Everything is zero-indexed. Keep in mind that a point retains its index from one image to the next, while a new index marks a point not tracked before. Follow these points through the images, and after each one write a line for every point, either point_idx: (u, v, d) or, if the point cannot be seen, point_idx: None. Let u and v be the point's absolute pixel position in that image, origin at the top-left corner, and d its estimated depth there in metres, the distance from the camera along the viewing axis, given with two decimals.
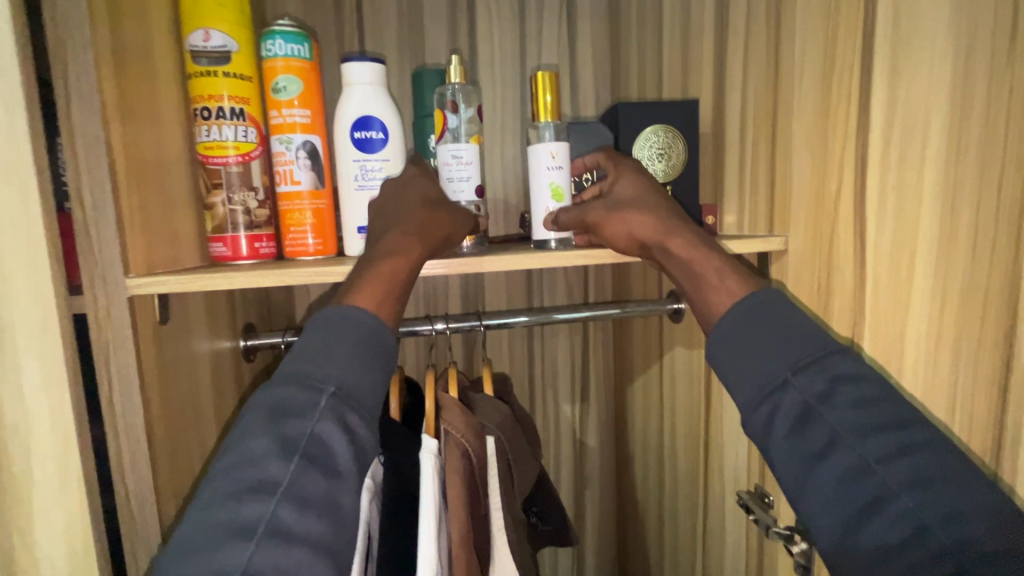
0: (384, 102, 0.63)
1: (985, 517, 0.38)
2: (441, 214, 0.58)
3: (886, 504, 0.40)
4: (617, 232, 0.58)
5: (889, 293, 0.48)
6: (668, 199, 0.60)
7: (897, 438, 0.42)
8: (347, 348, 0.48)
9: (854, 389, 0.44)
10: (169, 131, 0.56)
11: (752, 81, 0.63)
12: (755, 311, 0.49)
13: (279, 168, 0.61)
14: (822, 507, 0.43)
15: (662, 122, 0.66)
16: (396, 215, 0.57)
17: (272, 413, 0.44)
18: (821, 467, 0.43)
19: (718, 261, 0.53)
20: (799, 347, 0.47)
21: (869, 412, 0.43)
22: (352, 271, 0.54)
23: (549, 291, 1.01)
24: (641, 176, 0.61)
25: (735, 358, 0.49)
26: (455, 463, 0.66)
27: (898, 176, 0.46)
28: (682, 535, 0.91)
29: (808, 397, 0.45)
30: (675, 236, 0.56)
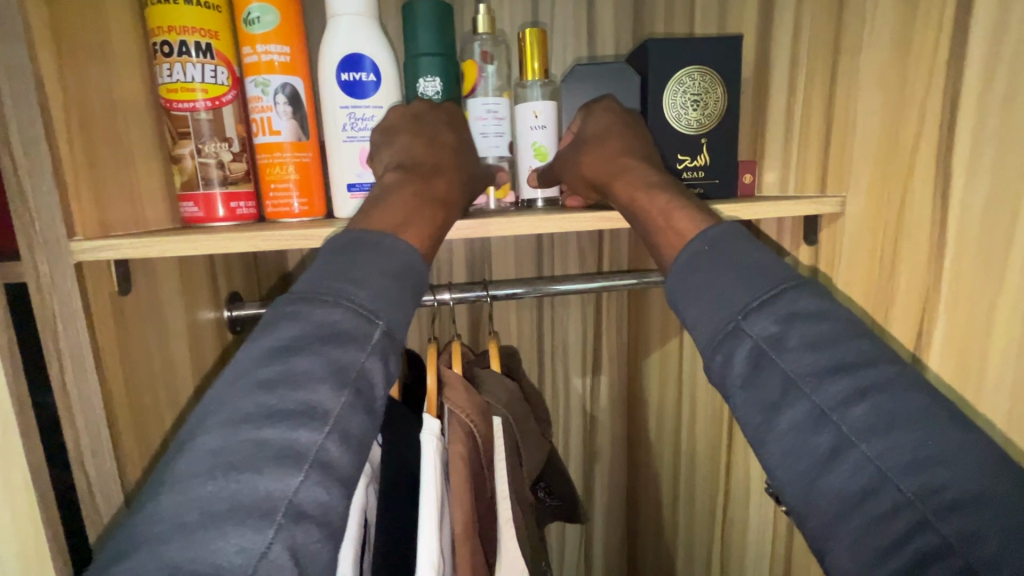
0: (376, 36, 0.54)
1: (949, 462, 0.32)
2: (474, 161, 0.54)
3: (845, 451, 0.34)
4: (574, 173, 0.55)
5: (975, 261, 0.40)
6: (632, 143, 0.54)
7: (854, 379, 0.35)
8: (395, 279, 0.42)
9: (809, 328, 0.38)
10: (120, 68, 0.48)
11: (809, 9, 0.53)
12: (716, 245, 0.43)
13: (256, 115, 0.53)
14: (778, 458, 0.37)
15: (699, 63, 0.56)
16: (437, 151, 0.51)
17: (319, 331, 0.37)
18: (777, 418, 0.37)
19: (663, 198, 0.48)
20: (749, 285, 0.40)
21: (826, 354, 0.37)
22: (394, 196, 0.47)
23: (561, 256, 0.93)
24: (609, 124, 0.55)
25: (693, 296, 0.42)
26: (458, 446, 0.60)
27: (1001, 118, 0.38)
28: (699, 517, 0.86)
29: (759, 341, 0.39)
30: (624, 175, 0.51)
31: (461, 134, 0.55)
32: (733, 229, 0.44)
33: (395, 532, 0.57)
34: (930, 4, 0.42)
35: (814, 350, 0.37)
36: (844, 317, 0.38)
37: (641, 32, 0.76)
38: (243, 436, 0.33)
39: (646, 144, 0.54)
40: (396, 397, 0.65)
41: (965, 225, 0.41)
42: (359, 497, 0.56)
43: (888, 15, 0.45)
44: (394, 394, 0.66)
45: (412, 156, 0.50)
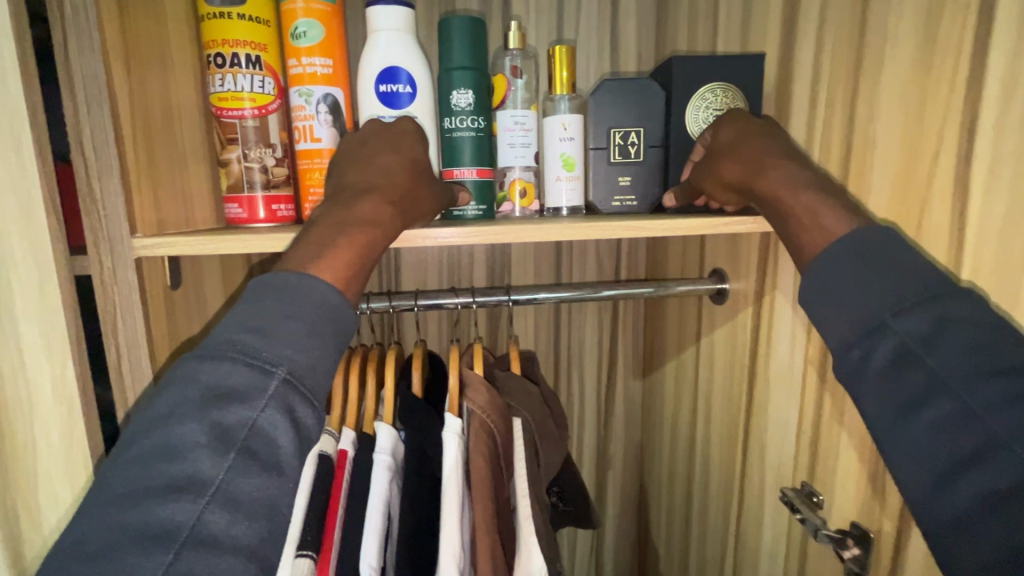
0: (413, 51, 0.57)
1: None
2: (426, 187, 0.52)
3: (990, 452, 0.36)
4: (712, 182, 0.56)
5: (992, 277, 0.41)
6: (784, 143, 0.53)
7: (1010, 385, 0.37)
8: (307, 323, 0.40)
9: (965, 332, 0.39)
10: (177, 78, 0.52)
11: (830, 31, 0.54)
12: (868, 250, 0.44)
13: (299, 124, 0.56)
14: (910, 455, 0.39)
15: (722, 80, 0.58)
16: (378, 176, 0.49)
17: (206, 392, 0.35)
18: (914, 416, 0.40)
19: (810, 196, 0.48)
20: (905, 284, 0.42)
21: (984, 358, 0.38)
22: (312, 227, 0.45)
23: (579, 264, 0.95)
24: (758, 125, 0.55)
25: (839, 295, 0.45)
26: (480, 443, 0.62)
27: (1017, 141, 0.39)
28: (711, 528, 0.86)
29: (908, 339, 0.41)
30: (766, 173, 0.51)
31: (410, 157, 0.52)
32: (888, 232, 0.44)
33: (418, 525, 0.58)
34: (950, 30, 0.43)
35: (969, 354, 0.39)
36: (984, 318, 0.39)
37: (664, 49, 0.78)
38: (109, 519, 0.31)
39: (795, 143, 0.54)
40: (418, 395, 0.68)
41: (982, 242, 0.42)
42: (383, 489, 0.58)
43: (907, 38, 0.47)
44: (417, 393, 0.68)
45: (344, 184, 0.49)
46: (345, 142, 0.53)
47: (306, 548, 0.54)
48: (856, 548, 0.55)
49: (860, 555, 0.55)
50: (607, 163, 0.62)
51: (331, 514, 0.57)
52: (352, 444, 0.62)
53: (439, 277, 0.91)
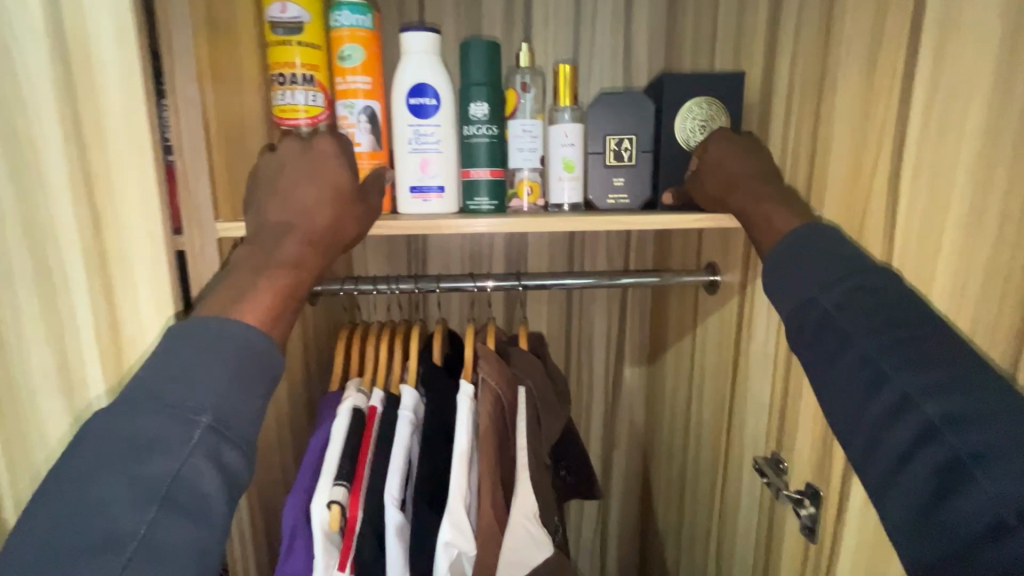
0: (438, 69, 0.67)
1: (958, 388, 0.39)
2: (349, 215, 0.59)
3: (881, 386, 0.43)
4: (699, 195, 0.65)
5: (914, 269, 0.49)
6: (749, 157, 0.62)
7: (895, 333, 0.44)
8: (227, 372, 0.45)
9: (869, 296, 0.46)
10: (249, 96, 0.64)
11: (802, 53, 0.62)
12: (802, 240, 0.53)
13: (343, 131, 0.68)
14: (836, 400, 0.46)
15: (706, 95, 0.67)
16: (297, 215, 0.56)
17: (129, 446, 0.40)
18: (834, 365, 0.47)
19: (767, 206, 0.58)
20: (827, 266, 0.50)
21: (879, 316, 0.45)
22: (233, 272, 0.53)
23: (590, 255, 1.04)
24: (726, 139, 0.64)
25: (789, 272, 0.53)
26: (488, 406, 0.72)
27: (934, 156, 0.47)
28: (701, 500, 0.94)
29: (828, 307, 0.48)
30: (737, 191, 0.61)
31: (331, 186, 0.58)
32: (817, 227, 0.53)
33: (434, 471, 0.69)
34: (886, 57, 0.51)
35: (872, 314, 0.45)
36: (891, 287, 0.45)
37: (670, 62, 0.86)
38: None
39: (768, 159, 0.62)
40: (438, 364, 0.79)
41: (908, 238, 0.49)
42: (405, 440, 0.70)
43: (858, 63, 0.54)
44: (439, 362, 0.79)
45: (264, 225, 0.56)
46: (265, 170, 0.59)
47: (341, 479, 0.65)
48: (811, 507, 0.63)
49: (813, 512, 0.63)
50: (603, 166, 0.71)
51: (362, 455, 0.68)
52: (381, 402, 0.73)
53: (461, 264, 1.02)
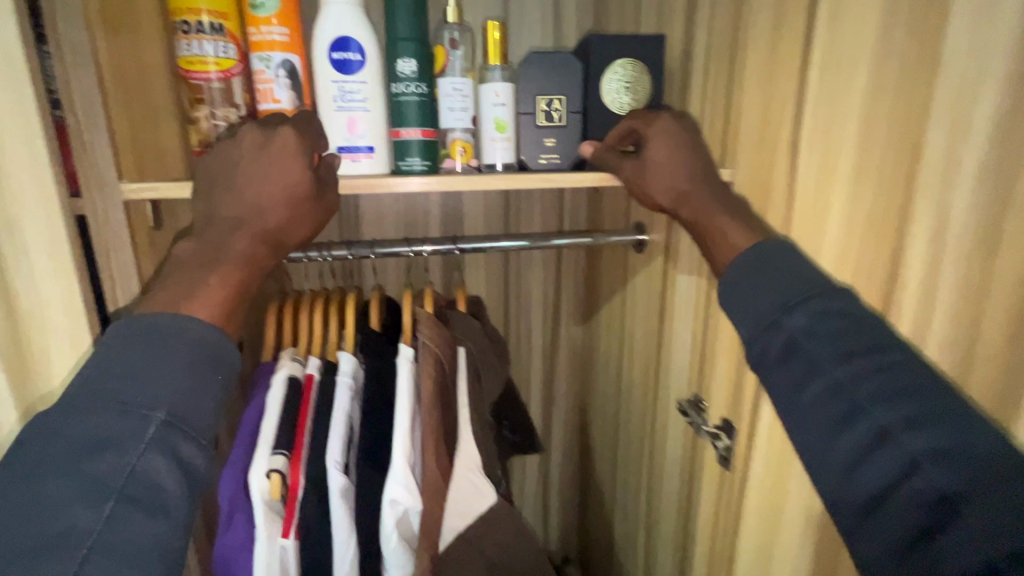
0: (361, 22, 0.65)
1: (931, 420, 0.37)
2: (306, 214, 0.57)
3: (855, 418, 0.41)
4: (646, 197, 0.65)
5: (809, 219, 0.54)
6: (689, 156, 0.63)
7: (867, 359, 0.42)
8: (179, 363, 0.45)
9: (835, 321, 0.44)
10: (148, 45, 0.59)
11: (717, 18, 0.65)
12: (759, 259, 0.52)
13: (260, 86, 0.64)
14: (804, 428, 0.44)
15: (630, 57, 0.69)
16: (248, 209, 0.54)
17: (79, 443, 0.39)
18: (803, 393, 0.45)
19: (721, 218, 0.58)
20: (788, 289, 0.48)
21: (845, 342, 0.43)
22: (180, 268, 0.51)
23: (525, 217, 1.06)
24: (646, 124, 0.66)
25: (749, 295, 0.51)
26: (429, 369, 0.72)
27: (826, 114, 0.51)
28: (633, 445, 1.02)
29: (794, 333, 0.46)
30: (686, 201, 0.62)
31: (286, 181, 0.55)
32: (783, 245, 0.52)
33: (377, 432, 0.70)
34: (790, 23, 0.54)
35: (836, 338, 0.44)
36: (852, 305, 0.44)
37: (598, 24, 0.87)
38: None
39: (701, 153, 0.63)
40: (376, 329, 0.78)
41: (806, 192, 0.54)
42: (346, 405, 0.69)
43: (765, 28, 0.58)
44: (375, 327, 0.79)
45: (210, 221, 0.53)
46: (217, 154, 0.55)
47: (280, 447, 0.64)
48: (726, 440, 0.70)
49: (728, 444, 0.70)
50: (535, 127, 0.72)
51: (302, 424, 0.67)
52: (318, 370, 0.72)
53: (396, 229, 1.00)
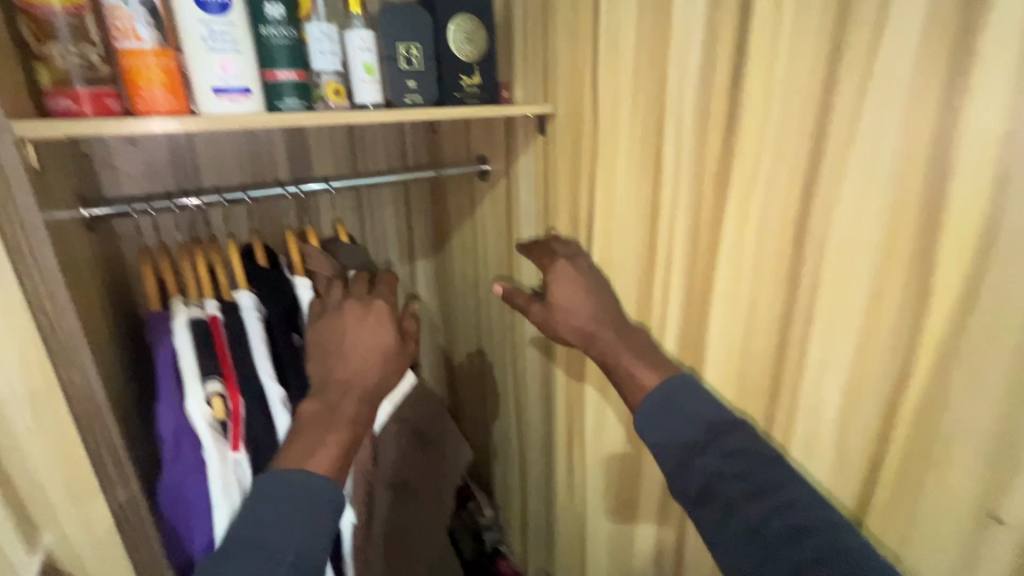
0: None
1: (801, 518, 0.59)
2: (392, 367, 0.76)
3: (754, 531, 0.61)
4: (564, 331, 0.84)
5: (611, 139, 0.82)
6: (599, 302, 0.84)
7: (759, 500, 0.62)
8: (302, 515, 0.60)
9: (736, 461, 0.65)
10: None
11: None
12: (663, 403, 0.72)
13: (116, 23, 0.62)
14: (720, 543, 0.64)
15: (463, 14, 0.86)
16: (352, 374, 0.72)
17: (242, 566, 0.56)
18: (722, 520, 0.64)
19: (624, 350, 0.79)
20: (694, 429, 0.69)
21: (740, 472, 0.64)
22: (302, 430, 0.66)
23: (370, 156, 1.16)
24: (551, 250, 0.89)
25: (661, 427, 0.71)
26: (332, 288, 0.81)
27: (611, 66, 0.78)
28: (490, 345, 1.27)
29: (706, 470, 0.66)
30: (595, 339, 0.81)
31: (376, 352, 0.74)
32: (682, 382, 0.73)
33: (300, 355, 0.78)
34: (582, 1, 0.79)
35: (733, 465, 0.65)
36: (740, 432, 0.67)
37: None
38: None
39: (607, 296, 0.85)
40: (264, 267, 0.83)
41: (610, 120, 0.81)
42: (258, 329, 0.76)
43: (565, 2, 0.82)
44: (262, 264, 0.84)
45: (318, 379, 0.71)
46: (322, 326, 0.75)
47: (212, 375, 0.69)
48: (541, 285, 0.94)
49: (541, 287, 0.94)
50: (398, 70, 0.83)
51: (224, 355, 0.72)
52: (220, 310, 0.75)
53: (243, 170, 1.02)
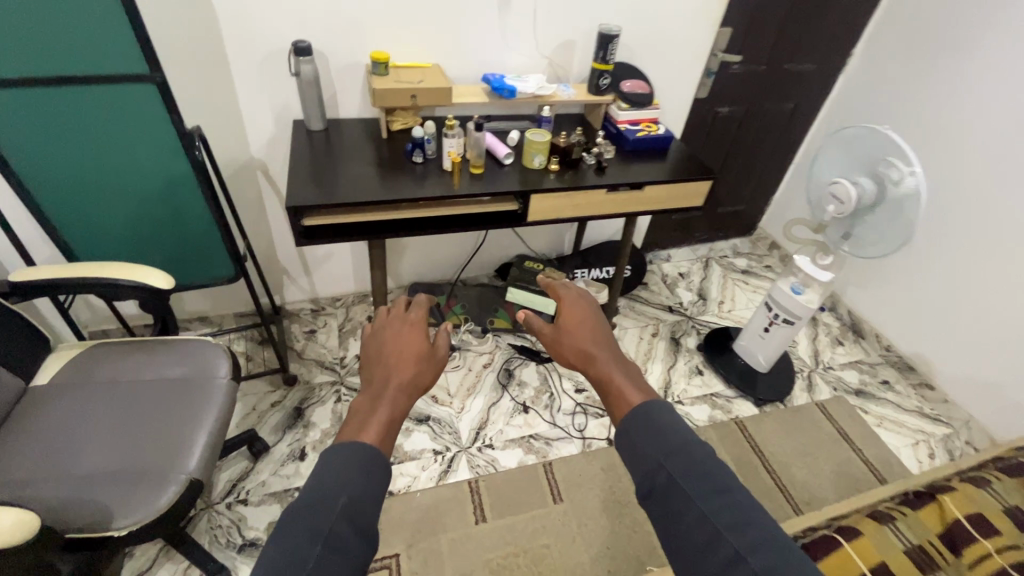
0: None
1: (758, 539, 0.86)
2: (428, 367, 1.19)
3: (722, 528, 0.87)
4: (565, 348, 1.25)
5: None
6: (597, 328, 1.27)
7: (735, 526, 0.87)
8: None
9: (715, 506, 0.89)
10: None
11: None
12: (647, 418, 1.03)
13: None
14: (675, 532, 0.91)
15: None
16: (404, 361, 1.18)
17: None
18: (684, 526, 0.90)
19: (616, 373, 1.15)
20: (666, 460, 0.95)
21: (724, 516, 0.88)
22: (352, 418, 1.07)
23: None
24: (421, 305, 1.29)
25: (646, 438, 1.00)
26: None
27: None
28: None
29: (670, 484, 0.93)
30: (592, 362, 1.21)
31: (416, 344, 1.22)
32: (663, 410, 1.03)
33: None
34: None
35: (714, 506, 0.89)
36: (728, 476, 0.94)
37: None
38: None
39: (602, 330, 1.27)
40: None
41: None
42: None
43: None
44: None
45: (368, 388, 1.14)
46: (588, 307, 1.32)
47: None
48: None
49: None
50: None
51: None
52: None
53: None
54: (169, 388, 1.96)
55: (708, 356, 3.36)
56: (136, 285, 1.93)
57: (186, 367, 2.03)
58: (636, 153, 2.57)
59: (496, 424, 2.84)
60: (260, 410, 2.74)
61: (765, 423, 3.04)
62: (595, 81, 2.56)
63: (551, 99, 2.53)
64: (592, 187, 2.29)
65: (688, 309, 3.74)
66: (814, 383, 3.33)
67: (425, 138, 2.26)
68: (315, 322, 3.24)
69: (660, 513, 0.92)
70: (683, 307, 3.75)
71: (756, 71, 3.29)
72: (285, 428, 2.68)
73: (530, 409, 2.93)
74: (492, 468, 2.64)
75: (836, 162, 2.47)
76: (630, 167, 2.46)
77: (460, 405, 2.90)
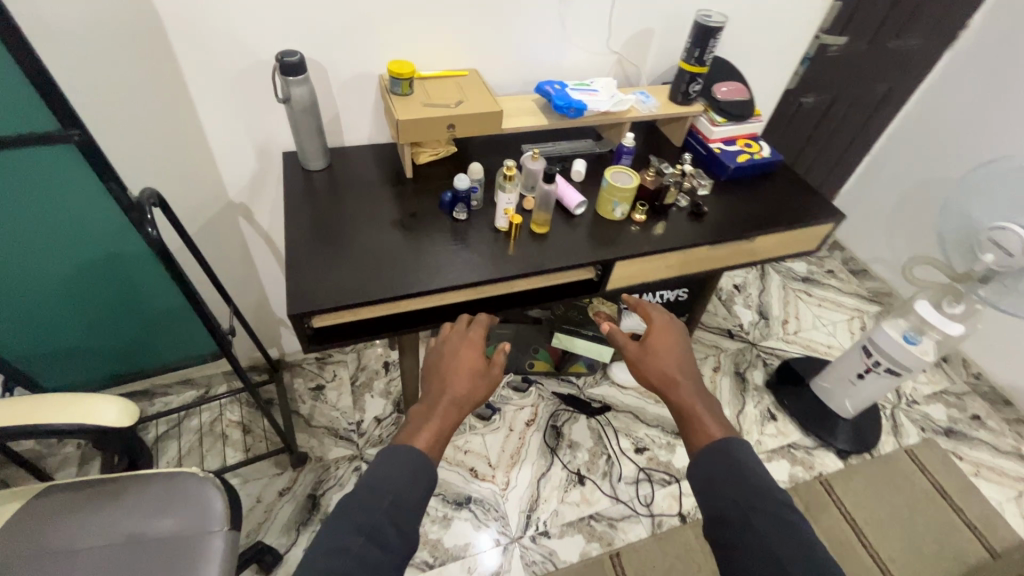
0: None
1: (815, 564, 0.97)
2: (479, 381, 1.33)
3: (782, 549, 0.99)
4: (650, 368, 1.38)
5: None
6: (682, 355, 1.39)
7: (793, 546, 0.99)
8: None
9: (778, 531, 1.01)
10: None
11: None
12: (725, 450, 1.16)
13: None
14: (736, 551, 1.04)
15: None
16: (457, 377, 1.31)
17: None
18: (745, 547, 1.03)
19: (696, 399, 1.30)
20: (734, 489, 1.09)
21: (785, 537, 1.00)
22: (410, 420, 1.26)
23: None
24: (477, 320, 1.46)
25: (721, 470, 1.13)
26: None
27: None
28: None
29: (737, 509, 1.07)
30: (674, 385, 1.34)
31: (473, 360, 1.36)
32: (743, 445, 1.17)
33: None
34: None
35: (778, 530, 1.02)
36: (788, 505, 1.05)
37: None
38: None
39: (688, 357, 1.39)
40: None
41: None
42: None
43: None
44: None
45: (425, 396, 1.31)
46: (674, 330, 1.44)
47: None
48: None
49: None
50: None
51: None
52: None
53: None
54: (156, 555, 1.45)
55: (780, 396, 2.91)
56: (80, 425, 1.38)
57: (178, 517, 1.52)
58: (734, 183, 1.97)
59: (549, 503, 2.40)
60: (266, 502, 2.27)
61: (853, 481, 2.64)
62: (683, 87, 1.92)
63: (629, 114, 1.89)
64: (689, 243, 1.72)
65: (749, 333, 3.26)
66: (900, 423, 2.92)
67: (471, 188, 1.65)
68: (322, 375, 2.71)
69: (730, 540, 1.05)
70: (743, 331, 3.26)
71: (855, 52, 2.63)
72: (298, 526, 2.22)
73: (586, 479, 2.49)
74: (551, 565, 2.23)
75: (990, 194, 1.94)
76: (732, 206, 1.88)
77: (504, 479, 2.45)
